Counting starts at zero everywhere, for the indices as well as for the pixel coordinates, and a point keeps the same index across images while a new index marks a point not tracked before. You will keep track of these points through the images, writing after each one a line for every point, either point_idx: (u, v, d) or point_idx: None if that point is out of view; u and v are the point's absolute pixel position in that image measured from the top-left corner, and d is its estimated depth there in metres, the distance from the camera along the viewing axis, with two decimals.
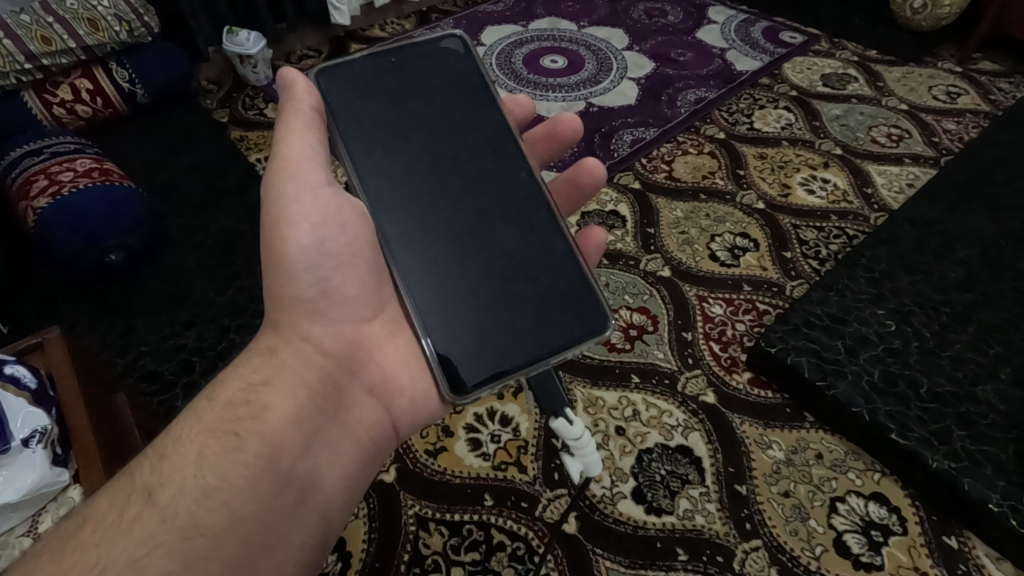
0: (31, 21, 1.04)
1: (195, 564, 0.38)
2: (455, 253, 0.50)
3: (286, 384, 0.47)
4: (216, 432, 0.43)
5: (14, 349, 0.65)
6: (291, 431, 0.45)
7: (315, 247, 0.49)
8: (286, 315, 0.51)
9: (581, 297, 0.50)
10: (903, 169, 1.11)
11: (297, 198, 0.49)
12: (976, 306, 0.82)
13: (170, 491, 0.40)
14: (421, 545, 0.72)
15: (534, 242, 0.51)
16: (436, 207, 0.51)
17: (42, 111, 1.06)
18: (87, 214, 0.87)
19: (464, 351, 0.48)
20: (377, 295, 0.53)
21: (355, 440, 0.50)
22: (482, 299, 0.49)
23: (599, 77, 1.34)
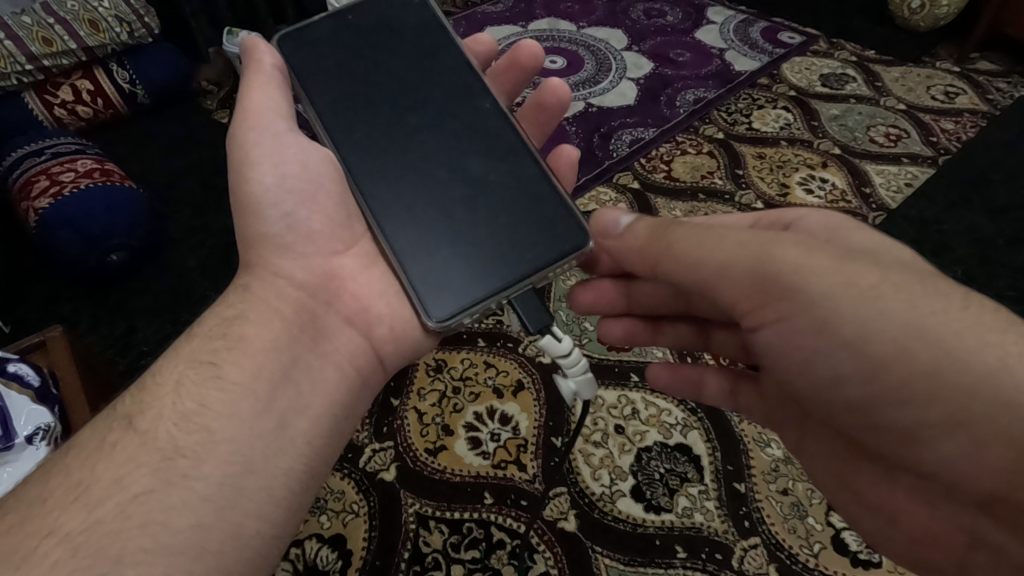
0: (32, 22, 1.05)
1: (175, 481, 0.39)
2: (427, 187, 0.53)
3: (261, 315, 0.49)
4: (195, 363, 0.45)
5: (16, 349, 0.65)
6: (265, 360, 0.46)
7: (278, 186, 0.52)
8: (256, 253, 0.52)
9: (556, 216, 0.52)
10: (901, 168, 1.10)
11: (259, 143, 0.53)
12: None
13: (150, 416, 0.42)
14: (421, 543, 0.73)
15: (504, 168, 0.53)
16: (406, 146, 0.54)
17: (43, 111, 1.06)
18: (86, 213, 0.86)
19: (442, 280, 0.50)
20: (347, 229, 0.54)
21: (337, 363, 0.51)
22: (457, 228, 0.52)
23: (598, 77, 1.34)
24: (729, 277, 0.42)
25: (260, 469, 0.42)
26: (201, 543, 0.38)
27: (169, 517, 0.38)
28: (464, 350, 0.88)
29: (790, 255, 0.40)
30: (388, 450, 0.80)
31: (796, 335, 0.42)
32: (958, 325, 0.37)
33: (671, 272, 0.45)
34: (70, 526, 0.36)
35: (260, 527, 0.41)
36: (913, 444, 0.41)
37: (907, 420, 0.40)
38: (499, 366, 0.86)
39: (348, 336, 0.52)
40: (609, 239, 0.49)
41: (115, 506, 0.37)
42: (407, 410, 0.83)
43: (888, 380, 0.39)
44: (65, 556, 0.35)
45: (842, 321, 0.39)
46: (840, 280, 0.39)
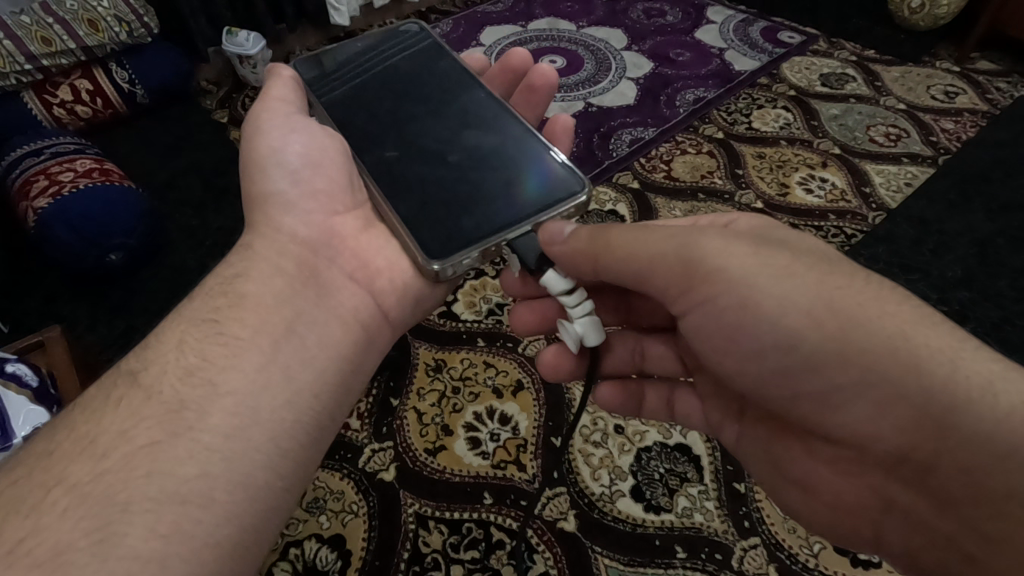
0: (30, 22, 1.04)
1: (181, 432, 0.38)
2: (427, 154, 0.56)
3: (261, 274, 0.48)
4: (194, 323, 0.45)
5: (14, 348, 0.65)
6: (268, 317, 0.46)
7: (279, 144, 0.54)
8: (260, 212, 0.53)
9: (554, 170, 0.54)
10: (901, 168, 1.11)
11: (267, 115, 0.56)
12: (972, 305, 0.78)
13: (153, 372, 0.42)
14: (420, 543, 0.73)
15: (502, 136, 0.57)
16: (407, 125, 0.58)
17: (42, 111, 1.06)
18: (86, 213, 0.85)
19: (444, 224, 0.51)
20: (350, 190, 0.56)
21: (341, 321, 0.50)
22: (458, 180, 0.54)
23: (598, 77, 1.34)
24: (657, 262, 0.43)
25: (266, 420, 0.41)
26: (209, 492, 0.37)
27: (175, 466, 0.37)
28: (464, 350, 0.88)
29: (714, 241, 0.42)
30: (388, 450, 0.80)
31: (716, 316, 0.43)
32: (861, 299, 0.40)
33: (616, 269, 0.45)
34: (77, 476, 0.35)
35: (268, 477, 0.40)
36: (825, 413, 0.43)
37: (818, 388, 0.42)
38: (498, 366, 0.86)
39: (353, 293, 0.52)
40: (554, 247, 0.47)
41: (121, 457, 0.36)
42: (407, 410, 0.83)
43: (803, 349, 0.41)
44: (73, 504, 0.34)
45: (760, 297, 0.41)
46: (757, 262, 0.41)
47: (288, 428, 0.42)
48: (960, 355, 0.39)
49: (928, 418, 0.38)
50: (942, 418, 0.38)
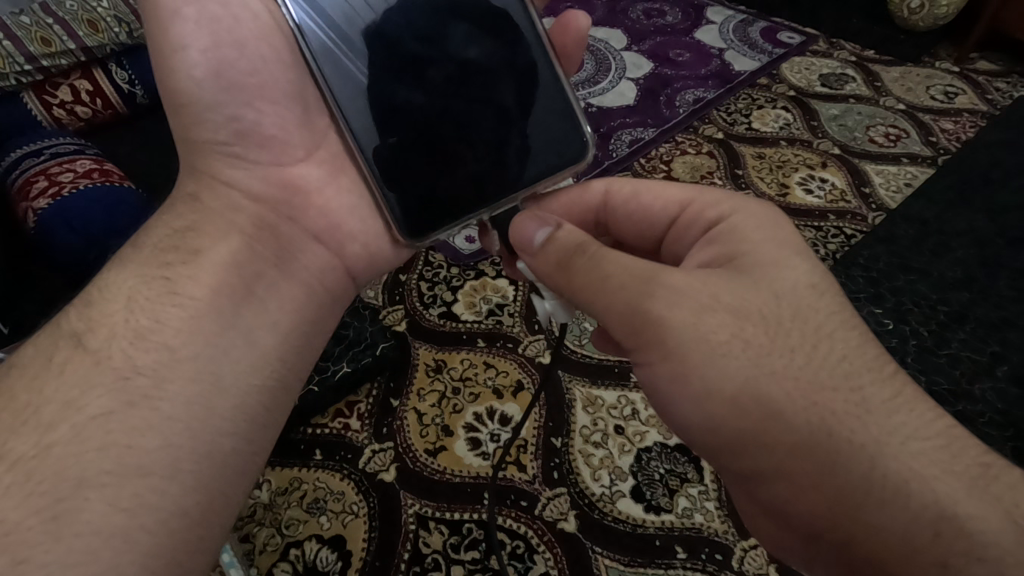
0: (30, 23, 1.05)
1: (137, 400, 0.39)
2: (413, 69, 0.49)
3: (214, 228, 0.48)
4: (146, 279, 0.44)
5: (14, 349, 0.64)
6: (225, 275, 0.46)
7: (214, 82, 0.49)
8: (204, 159, 0.51)
9: (548, 120, 0.52)
10: (901, 168, 1.11)
11: (183, 17, 0.48)
12: (972, 305, 0.78)
13: (101, 335, 0.41)
14: (421, 543, 0.73)
15: (494, 61, 0.51)
16: (389, 26, 0.49)
17: (43, 113, 1.06)
18: (86, 214, 0.86)
19: (420, 189, 0.50)
20: (309, 132, 0.53)
21: (302, 284, 0.51)
22: (439, 130, 0.50)
23: (598, 77, 1.34)
24: (610, 311, 0.41)
25: (232, 390, 0.43)
26: (174, 463, 0.38)
27: (134, 439, 0.38)
28: (464, 350, 0.88)
29: (667, 291, 0.40)
30: (388, 451, 0.80)
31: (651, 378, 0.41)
32: (790, 385, 0.37)
33: (582, 305, 0.43)
34: (21, 449, 0.35)
35: (236, 444, 0.42)
36: (752, 485, 0.41)
37: (746, 468, 0.39)
38: (499, 366, 0.87)
39: (317, 252, 0.53)
40: (526, 255, 0.46)
41: (70, 429, 0.36)
42: (407, 410, 0.83)
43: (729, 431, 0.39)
44: (17, 482, 0.34)
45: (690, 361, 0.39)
46: (696, 337, 0.39)
47: (254, 406, 0.44)
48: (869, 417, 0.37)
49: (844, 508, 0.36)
50: (855, 507, 0.36)
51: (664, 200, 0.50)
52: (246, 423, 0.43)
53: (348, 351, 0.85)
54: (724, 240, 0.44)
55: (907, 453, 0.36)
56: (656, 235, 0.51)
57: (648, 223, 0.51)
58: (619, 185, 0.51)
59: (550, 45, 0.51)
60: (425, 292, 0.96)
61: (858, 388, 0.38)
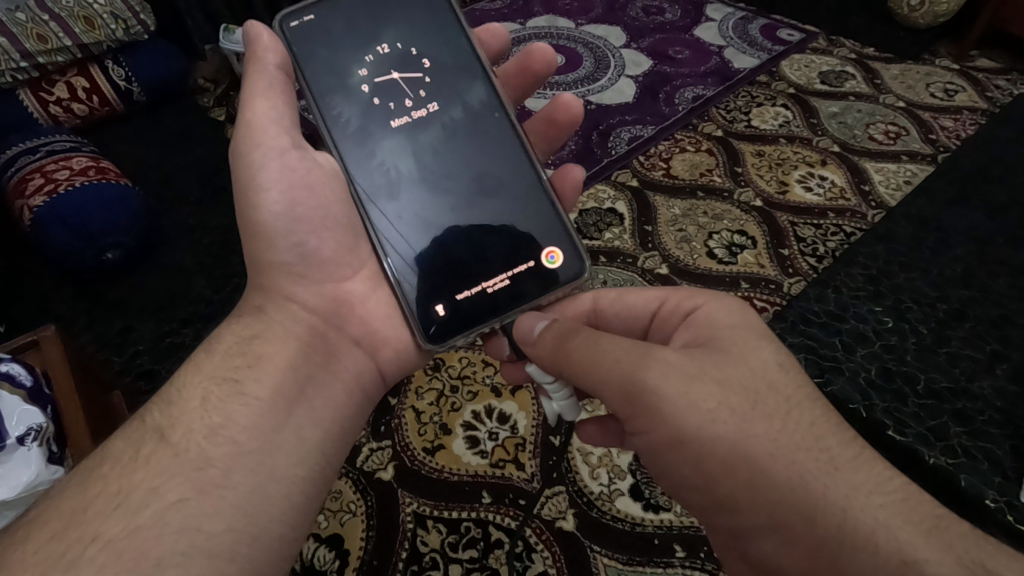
0: (27, 19, 1.03)
1: (209, 489, 0.39)
2: (439, 215, 0.53)
3: (277, 337, 0.48)
4: (216, 379, 0.45)
5: (10, 348, 0.64)
6: (284, 378, 0.46)
7: (286, 214, 0.50)
8: (267, 276, 0.51)
9: (557, 243, 0.53)
10: (900, 166, 1.11)
11: (264, 163, 0.50)
12: (972, 304, 0.78)
13: (180, 430, 0.42)
14: (419, 543, 0.72)
15: (508, 192, 0.54)
16: (419, 166, 0.54)
17: (39, 111, 1.06)
18: (84, 213, 0.85)
19: (442, 303, 0.51)
20: (354, 254, 0.54)
21: (344, 385, 0.50)
22: (458, 249, 0.53)
23: (596, 75, 1.34)
24: (604, 390, 0.42)
25: (282, 479, 0.43)
26: (233, 549, 0.38)
27: (204, 524, 0.38)
28: (462, 350, 0.88)
29: (662, 363, 0.41)
30: (386, 450, 0.79)
31: (650, 446, 0.43)
32: (774, 443, 0.39)
33: (577, 382, 0.44)
34: (111, 533, 0.36)
35: (281, 532, 0.41)
36: (742, 541, 0.41)
37: (729, 522, 0.40)
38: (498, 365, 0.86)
39: (356, 355, 0.52)
40: (527, 348, 0.47)
41: (154, 515, 0.37)
42: (406, 408, 0.83)
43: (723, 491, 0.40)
44: (109, 562, 0.35)
45: (686, 422, 0.40)
46: (687, 403, 0.40)
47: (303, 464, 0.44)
48: (865, 483, 0.38)
49: (822, 564, 0.36)
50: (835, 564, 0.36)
51: (644, 294, 0.50)
52: (288, 479, 0.43)
53: None
54: (707, 315, 0.45)
55: (871, 507, 0.37)
56: (641, 328, 0.51)
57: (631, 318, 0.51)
58: (606, 292, 0.53)
59: (557, 198, 0.54)
60: None
61: (823, 449, 0.39)
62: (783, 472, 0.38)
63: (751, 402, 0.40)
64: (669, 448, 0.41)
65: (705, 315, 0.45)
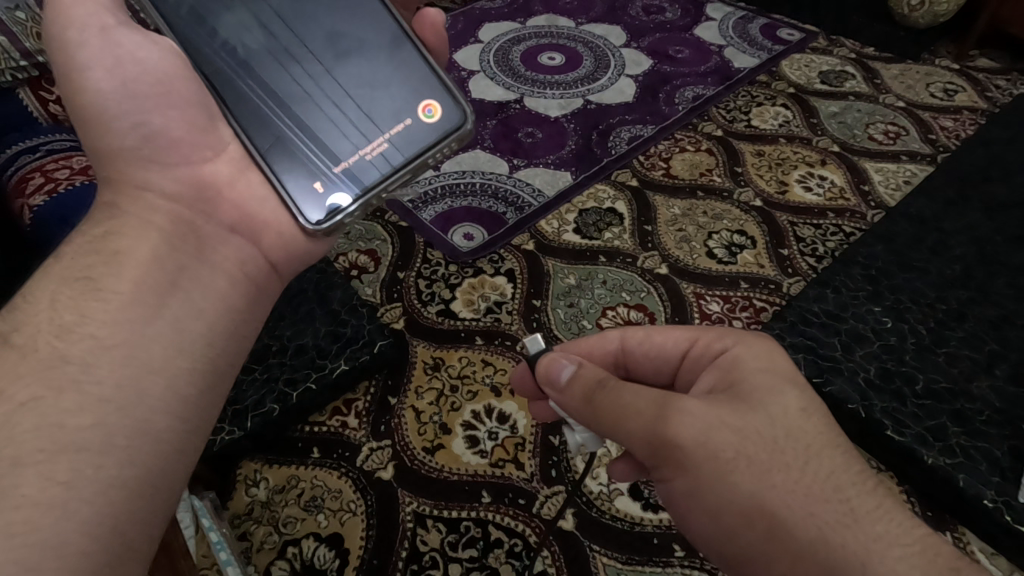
0: (26, 18, 1.04)
1: (65, 386, 0.38)
2: (301, 85, 0.54)
3: (134, 231, 0.47)
4: (68, 280, 0.43)
5: None
6: (146, 271, 0.45)
7: (121, 95, 0.49)
8: (121, 169, 0.51)
9: (425, 95, 0.55)
10: (900, 166, 1.11)
11: (82, 42, 0.48)
12: (971, 304, 0.78)
13: (27, 333, 0.40)
14: (418, 541, 0.72)
15: (372, 53, 0.55)
16: (267, 36, 0.54)
17: (39, 109, 1.04)
18: (81, 211, 0.85)
19: (314, 176, 0.53)
20: (212, 135, 0.53)
21: (224, 275, 0.50)
22: (327, 123, 0.54)
23: (596, 74, 1.34)
24: (629, 437, 0.40)
25: None
26: None
27: None
28: (462, 348, 0.89)
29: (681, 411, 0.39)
30: (386, 449, 0.79)
31: (671, 492, 0.41)
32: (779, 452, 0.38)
33: (602, 432, 0.41)
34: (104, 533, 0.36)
35: None
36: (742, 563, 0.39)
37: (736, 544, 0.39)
38: (497, 364, 0.87)
39: (229, 243, 0.52)
40: (552, 391, 0.43)
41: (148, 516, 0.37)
42: (406, 407, 0.83)
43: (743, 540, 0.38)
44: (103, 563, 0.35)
45: (703, 472, 0.38)
46: (705, 450, 0.38)
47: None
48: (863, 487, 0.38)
49: None
50: None
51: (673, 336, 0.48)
52: None
53: (345, 350, 0.82)
54: (736, 357, 0.43)
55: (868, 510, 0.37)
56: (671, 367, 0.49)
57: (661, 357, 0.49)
58: (634, 331, 0.50)
59: (420, 45, 0.55)
60: (422, 289, 0.97)
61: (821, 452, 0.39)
62: (799, 521, 0.36)
63: (767, 461, 0.38)
64: (691, 494, 0.39)
65: (731, 357, 0.43)
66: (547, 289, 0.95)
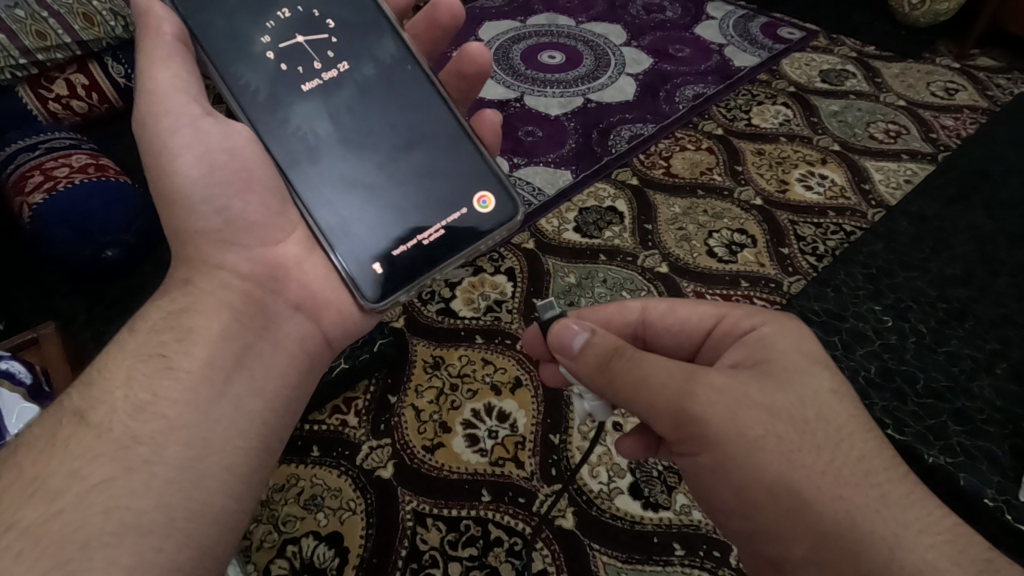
0: (25, 16, 1.03)
1: (135, 467, 0.36)
2: (367, 173, 0.52)
3: (207, 306, 0.45)
4: (142, 356, 0.42)
5: (8, 345, 0.63)
6: (219, 348, 0.43)
7: (207, 180, 0.47)
8: (193, 249, 0.48)
9: (486, 186, 0.53)
10: (901, 165, 1.11)
11: (175, 129, 0.47)
12: (972, 302, 0.78)
13: (101, 410, 0.38)
14: (418, 540, 0.72)
15: (437, 144, 0.54)
16: (337, 127, 0.52)
17: (38, 107, 1.05)
18: (86, 211, 0.85)
19: (375, 262, 0.51)
20: (285, 219, 0.51)
21: (287, 350, 0.48)
22: (389, 209, 0.52)
23: (597, 73, 1.34)
24: (652, 413, 0.40)
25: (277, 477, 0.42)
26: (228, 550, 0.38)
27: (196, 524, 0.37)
28: (462, 347, 0.89)
29: (707, 397, 0.39)
30: (386, 448, 0.79)
31: (693, 468, 0.41)
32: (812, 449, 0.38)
33: (620, 403, 0.41)
34: None
35: None
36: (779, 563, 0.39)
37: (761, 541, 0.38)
38: (497, 363, 0.87)
39: (299, 322, 0.50)
40: (563, 358, 0.42)
41: None
42: (405, 406, 0.83)
43: (765, 518, 0.38)
44: None
45: (732, 455, 0.38)
46: (732, 430, 0.38)
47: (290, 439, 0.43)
48: (866, 485, 0.37)
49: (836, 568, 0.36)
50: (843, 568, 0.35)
51: (700, 312, 0.47)
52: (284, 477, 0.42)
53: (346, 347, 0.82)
54: (767, 339, 0.43)
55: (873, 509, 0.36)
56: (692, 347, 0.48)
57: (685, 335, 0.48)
58: (655, 301, 0.49)
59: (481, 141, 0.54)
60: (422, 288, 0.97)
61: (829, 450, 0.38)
62: (828, 505, 0.36)
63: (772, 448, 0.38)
64: (713, 472, 0.40)
65: (760, 337, 0.43)
66: (547, 287, 0.95)
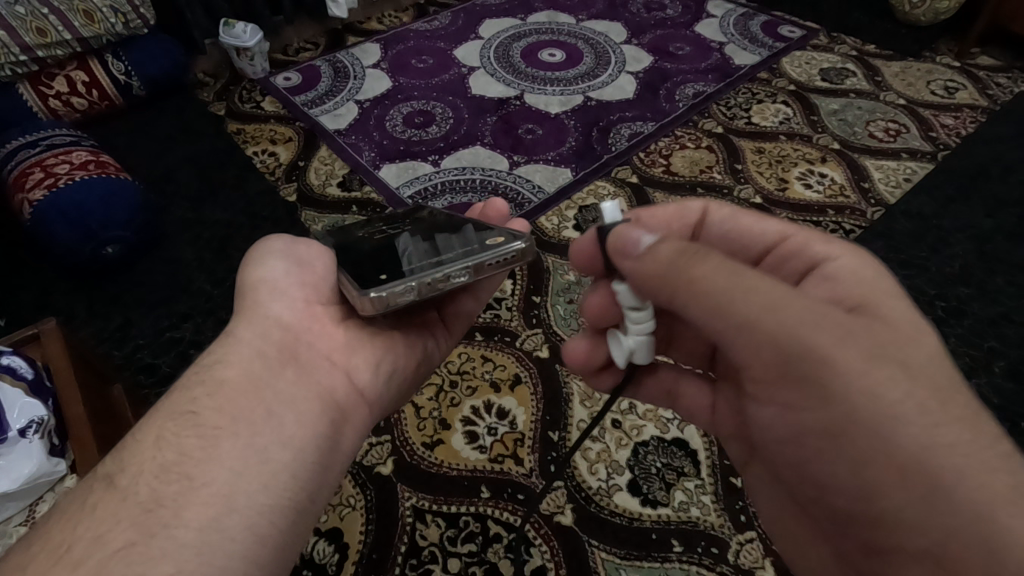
0: (26, 12, 1.02)
1: (156, 531, 0.34)
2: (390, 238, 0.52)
3: (238, 355, 0.44)
4: (172, 416, 0.40)
5: (10, 341, 0.63)
6: (244, 399, 0.42)
7: (288, 249, 0.51)
8: (248, 297, 0.48)
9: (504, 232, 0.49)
10: (900, 164, 1.09)
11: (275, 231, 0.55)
12: (971, 301, 0.82)
13: (130, 473, 0.37)
14: (418, 536, 0.72)
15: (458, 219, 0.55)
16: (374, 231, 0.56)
17: (38, 103, 1.06)
18: (84, 207, 0.85)
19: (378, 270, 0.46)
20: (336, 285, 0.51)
21: (317, 394, 0.45)
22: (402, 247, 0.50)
23: (597, 70, 1.34)
24: (743, 338, 0.37)
25: None
26: None
27: None
28: (462, 344, 0.89)
29: (811, 325, 0.36)
30: (386, 444, 0.80)
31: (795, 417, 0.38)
32: None
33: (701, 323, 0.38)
34: None
35: None
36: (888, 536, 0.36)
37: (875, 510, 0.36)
38: (497, 360, 0.87)
39: (331, 372, 0.47)
40: (626, 261, 0.40)
41: None
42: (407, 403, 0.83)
43: (877, 474, 0.35)
44: None
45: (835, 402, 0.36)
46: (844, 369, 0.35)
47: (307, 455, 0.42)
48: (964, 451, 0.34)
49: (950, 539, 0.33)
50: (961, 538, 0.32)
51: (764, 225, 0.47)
52: None
53: None
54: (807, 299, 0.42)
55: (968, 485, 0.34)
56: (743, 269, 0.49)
57: (743, 247, 0.49)
58: (718, 205, 0.49)
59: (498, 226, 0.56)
60: None
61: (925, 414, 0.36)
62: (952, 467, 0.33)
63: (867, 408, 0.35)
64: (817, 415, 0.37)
65: None
66: (547, 286, 0.95)
